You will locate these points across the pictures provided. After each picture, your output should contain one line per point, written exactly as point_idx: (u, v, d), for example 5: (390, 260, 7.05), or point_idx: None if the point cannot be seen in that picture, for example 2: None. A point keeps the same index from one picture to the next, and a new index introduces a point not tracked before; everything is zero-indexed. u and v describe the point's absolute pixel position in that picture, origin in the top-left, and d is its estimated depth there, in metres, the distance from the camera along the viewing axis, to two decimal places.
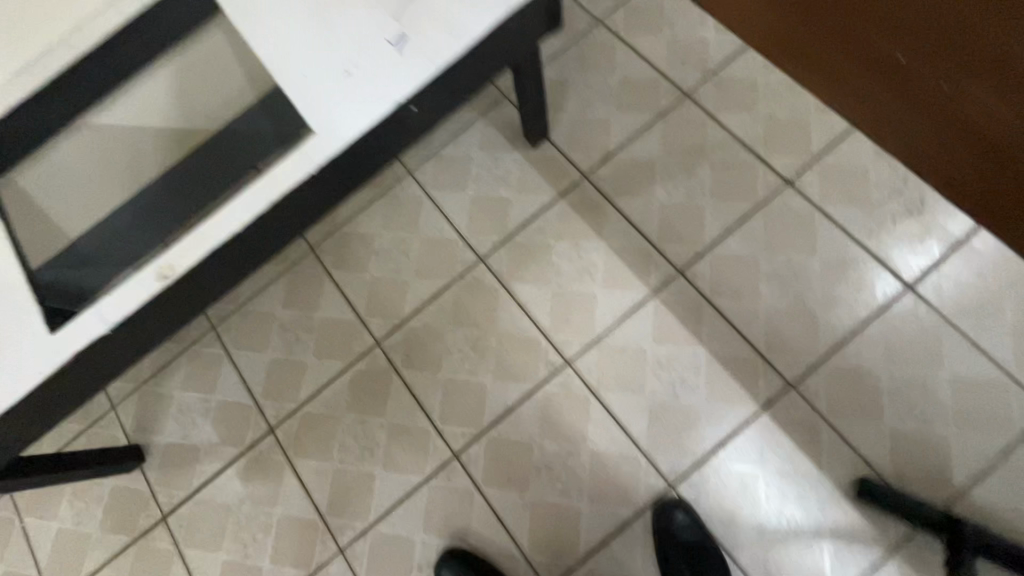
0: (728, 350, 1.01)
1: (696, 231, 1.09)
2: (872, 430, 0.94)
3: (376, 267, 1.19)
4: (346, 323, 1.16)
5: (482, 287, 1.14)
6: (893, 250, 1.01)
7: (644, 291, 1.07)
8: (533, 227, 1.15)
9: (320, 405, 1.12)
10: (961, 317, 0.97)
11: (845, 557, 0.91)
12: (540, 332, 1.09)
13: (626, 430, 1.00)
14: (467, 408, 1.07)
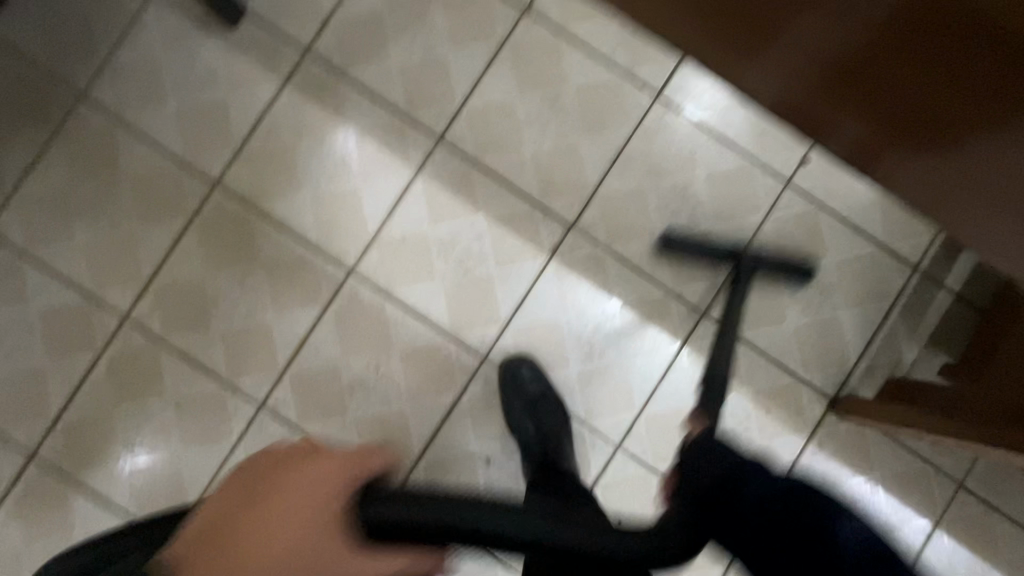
0: (507, 209, 0.97)
1: (444, 89, 0.97)
2: (650, 245, 0.97)
3: (84, 229, 0.95)
4: (75, 306, 0.94)
5: (226, 216, 0.96)
6: (637, 61, 0.98)
7: (408, 171, 0.96)
8: (263, 130, 0.96)
9: (81, 408, 0.94)
10: (706, 113, 0.99)
11: (649, 364, 0.97)
12: (310, 249, 0.96)
13: (428, 320, 0.96)
14: (256, 355, 0.95)
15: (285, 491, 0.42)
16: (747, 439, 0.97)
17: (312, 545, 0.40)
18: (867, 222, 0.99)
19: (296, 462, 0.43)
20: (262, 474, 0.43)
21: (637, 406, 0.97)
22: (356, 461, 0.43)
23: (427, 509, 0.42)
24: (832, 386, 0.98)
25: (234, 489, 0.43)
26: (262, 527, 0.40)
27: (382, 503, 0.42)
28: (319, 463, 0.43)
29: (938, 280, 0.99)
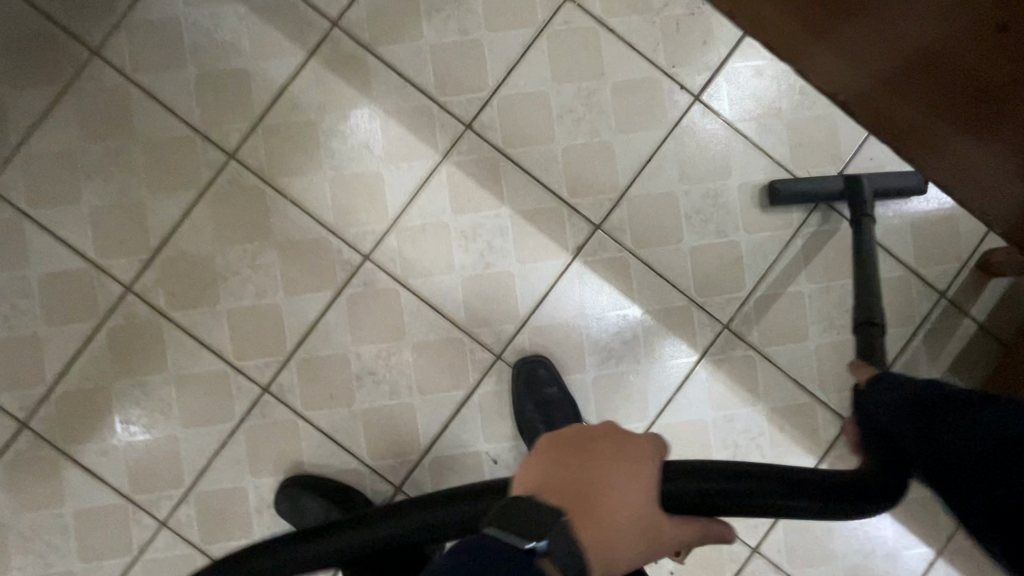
0: (533, 204, 0.94)
1: (477, 75, 0.93)
2: (677, 251, 0.95)
3: (91, 192, 0.91)
4: (76, 273, 0.90)
5: (241, 190, 0.92)
6: (678, 60, 0.95)
7: (433, 156, 0.93)
8: (285, 102, 0.92)
9: (78, 379, 0.91)
10: (745, 120, 0.96)
11: (667, 373, 0.95)
12: (327, 230, 0.92)
13: (443, 312, 0.93)
14: (264, 336, 0.92)
15: (616, 461, 0.52)
16: (759, 456, 0.96)
17: (640, 514, 0.49)
18: (898, 244, 0.97)
19: (628, 444, 0.53)
20: (582, 458, 0.53)
21: (650, 415, 0.95)
22: (650, 449, 0.53)
23: (727, 479, 0.48)
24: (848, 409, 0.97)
25: (561, 462, 0.52)
26: (614, 485, 0.50)
27: (685, 471, 0.50)
28: (630, 460, 0.51)
29: (964, 309, 0.97)
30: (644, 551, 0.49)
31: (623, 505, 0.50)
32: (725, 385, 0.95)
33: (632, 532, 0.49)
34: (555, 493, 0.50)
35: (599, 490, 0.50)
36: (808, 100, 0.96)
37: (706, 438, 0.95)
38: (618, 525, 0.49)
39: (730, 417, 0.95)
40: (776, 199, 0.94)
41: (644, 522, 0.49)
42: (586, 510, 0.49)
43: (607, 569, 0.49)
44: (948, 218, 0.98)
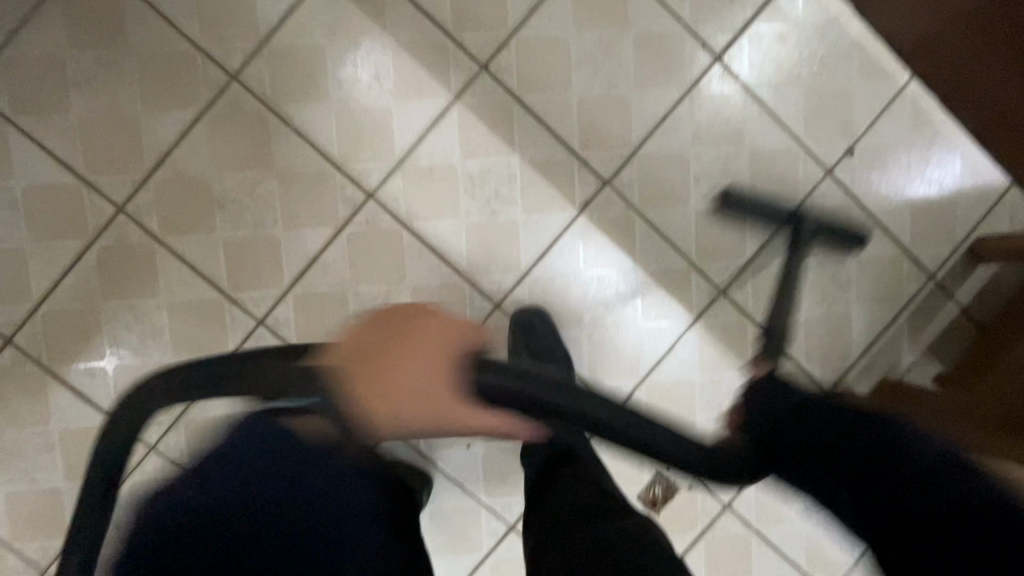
0: (543, 154, 0.92)
1: (497, 13, 0.89)
2: (683, 214, 0.95)
3: (82, 103, 0.86)
4: (65, 188, 0.87)
5: (242, 114, 0.88)
6: (704, 17, 0.93)
7: (445, 96, 0.90)
8: (292, 24, 0.87)
9: (66, 298, 0.88)
10: (763, 86, 0.94)
11: (662, 334, 0.97)
12: (331, 164, 0.90)
13: (445, 257, 0.92)
14: (260, 268, 0.90)
15: (409, 340, 0.46)
16: None
17: (427, 395, 0.46)
18: (897, 224, 0.99)
19: (415, 315, 0.47)
20: (402, 334, 0.47)
21: (641, 372, 0.97)
22: (441, 342, 0.47)
23: (534, 382, 0.48)
24: (829, 379, 1.00)
25: (378, 336, 0.47)
26: (410, 376, 0.46)
27: (492, 371, 0.47)
28: (413, 334, 0.47)
29: (950, 292, 1.01)
30: (417, 412, 0.46)
31: (405, 388, 0.46)
32: (717, 350, 0.98)
33: (434, 411, 0.47)
34: (366, 382, 0.46)
35: (387, 377, 0.46)
36: (827, 71, 0.95)
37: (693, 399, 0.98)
38: (412, 394, 0.46)
39: (718, 379, 0.98)
40: (732, 204, 0.92)
41: (434, 399, 0.46)
42: (379, 387, 0.46)
43: (394, 429, 0.47)
44: (948, 202, 0.99)
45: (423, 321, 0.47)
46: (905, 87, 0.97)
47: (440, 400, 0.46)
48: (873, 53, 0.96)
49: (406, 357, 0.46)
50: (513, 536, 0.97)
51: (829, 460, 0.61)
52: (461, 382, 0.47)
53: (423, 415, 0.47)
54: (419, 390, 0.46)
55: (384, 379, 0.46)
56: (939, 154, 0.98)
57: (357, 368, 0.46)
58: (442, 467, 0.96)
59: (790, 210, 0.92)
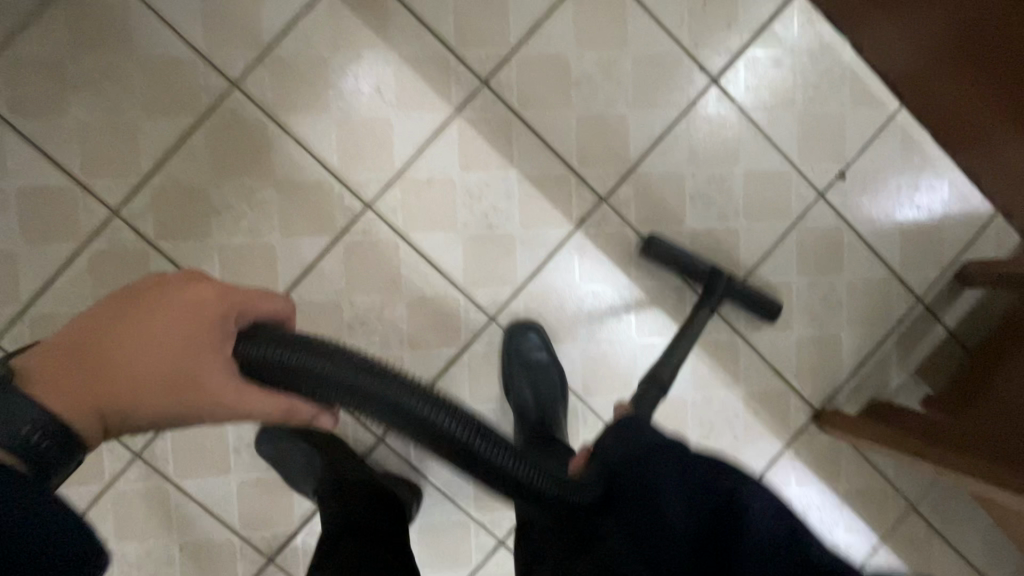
0: (541, 169, 0.93)
1: (499, 30, 0.91)
2: (677, 233, 0.96)
3: (80, 106, 0.85)
4: (59, 190, 0.86)
5: (241, 122, 0.88)
6: (701, 41, 0.94)
7: (446, 110, 0.91)
8: (295, 35, 0.88)
9: (55, 301, 0.87)
10: (758, 109, 0.96)
11: (656, 350, 0.97)
12: (329, 174, 0.90)
13: (441, 269, 0.92)
14: (254, 275, 0.90)
15: (165, 314, 0.51)
16: (732, 437, 1.00)
17: (186, 346, 0.51)
18: (887, 247, 1.01)
19: (186, 287, 0.52)
20: (139, 309, 0.51)
21: (634, 388, 0.97)
22: (226, 302, 0.53)
23: (309, 355, 0.50)
24: (820, 399, 1.01)
25: (115, 314, 0.51)
26: (160, 332, 0.51)
27: (261, 347, 0.51)
28: (191, 316, 0.51)
29: (938, 315, 1.02)
30: (160, 400, 0.51)
31: (151, 354, 0.51)
32: (709, 367, 0.99)
33: (168, 377, 0.50)
34: (82, 359, 0.49)
35: (118, 352, 0.50)
36: (820, 96, 0.97)
37: (684, 415, 0.98)
38: (201, 368, 0.51)
39: (709, 397, 0.99)
40: (652, 250, 0.92)
41: (191, 373, 0.51)
42: (97, 359, 0.50)
43: (116, 420, 0.50)
44: (936, 227, 1.01)
45: (193, 300, 0.52)
46: (896, 114, 0.99)
47: (202, 378, 0.51)
48: (864, 81, 0.98)
49: (127, 348, 0.50)
50: (502, 551, 0.96)
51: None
52: (228, 336, 0.53)
53: (194, 393, 0.51)
54: (196, 347, 0.51)
55: (107, 370, 0.49)
56: (928, 181, 1.01)
57: (52, 356, 0.49)
58: (432, 480, 0.95)
59: (713, 269, 0.92)
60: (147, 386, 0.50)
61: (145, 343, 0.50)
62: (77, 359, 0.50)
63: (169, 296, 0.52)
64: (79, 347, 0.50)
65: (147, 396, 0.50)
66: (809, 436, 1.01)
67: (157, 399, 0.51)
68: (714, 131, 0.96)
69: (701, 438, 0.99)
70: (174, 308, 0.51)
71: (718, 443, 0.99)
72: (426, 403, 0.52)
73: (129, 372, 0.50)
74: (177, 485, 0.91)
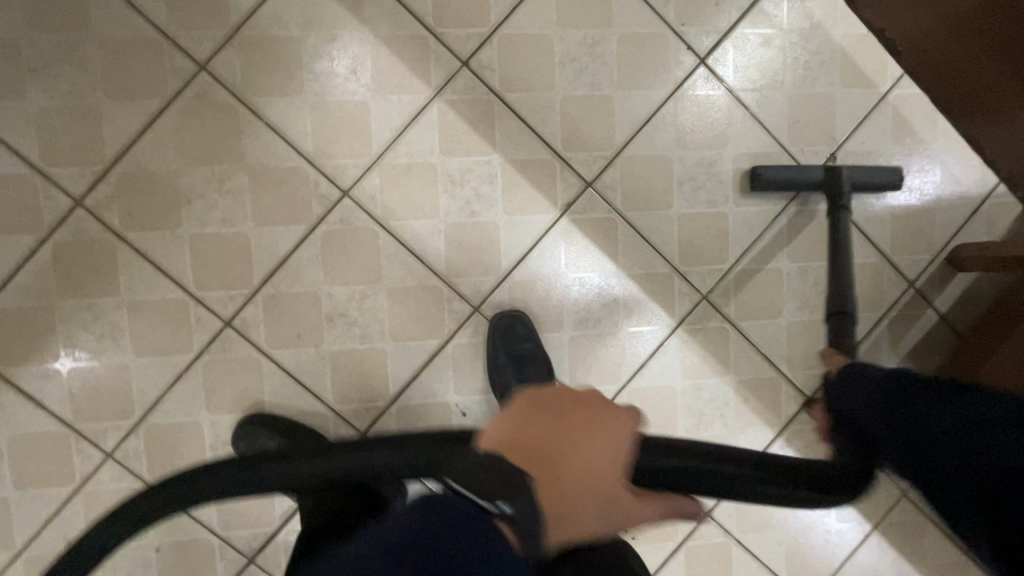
0: (525, 154, 0.90)
1: (480, 8, 0.87)
2: (666, 218, 0.94)
3: (38, 91, 0.81)
4: (17, 179, 0.82)
5: (211, 106, 0.84)
6: (688, 19, 0.92)
7: (425, 93, 0.87)
8: (265, 14, 0.84)
9: (17, 297, 0.83)
10: (747, 90, 0.94)
11: (646, 339, 0.95)
12: (304, 160, 0.86)
13: (423, 258, 0.89)
14: (228, 266, 0.86)
15: (600, 431, 0.52)
16: (722, 426, 0.98)
17: (599, 473, 0.50)
18: (879, 231, 0.99)
19: (592, 414, 0.53)
20: (563, 406, 0.54)
21: (624, 377, 0.95)
22: (616, 431, 0.52)
23: (719, 463, 0.49)
24: (811, 386, 1.00)
25: (555, 400, 0.54)
26: (587, 448, 0.51)
27: (658, 453, 0.49)
28: (607, 428, 0.52)
29: (929, 300, 1.01)
30: (598, 505, 0.51)
31: (583, 458, 0.51)
32: (699, 355, 0.96)
33: (592, 486, 0.50)
34: (523, 458, 0.50)
35: (558, 448, 0.51)
36: (810, 76, 0.95)
37: (674, 405, 0.97)
38: (585, 472, 0.51)
39: (699, 386, 0.97)
40: (761, 181, 0.92)
41: (607, 488, 0.50)
42: (548, 476, 0.50)
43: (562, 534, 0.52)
44: (927, 210, 1.00)
45: (589, 405, 0.54)
46: (887, 94, 0.97)
47: (613, 494, 0.51)
48: (855, 60, 0.96)
49: (574, 452, 0.51)
50: None
51: (917, 436, 0.54)
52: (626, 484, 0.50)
53: (591, 504, 0.51)
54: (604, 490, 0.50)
55: (554, 483, 0.50)
56: (919, 162, 0.99)
57: (522, 458, 0.50)
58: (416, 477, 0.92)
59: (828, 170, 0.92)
60: (573, 476, 0.51)
61: (564, 430, 0.52)
62: (521, 454, 0.51)
63: (567, 398, 0.55)
64: (527, 463, 0.50)
65: (567, 485, 0.50)
66: (800, 425, 0.99)
67: (587, 518, 0.51)
68: (702, 113, 0.93)
69: (691, 428, 0.97)
70: (581, 409, 0.54)
71: (709, 433, 0.98)
72: (756, 478, 0.49)
73: (560, 469, 0.51)
74: (152, 485, 0.88)
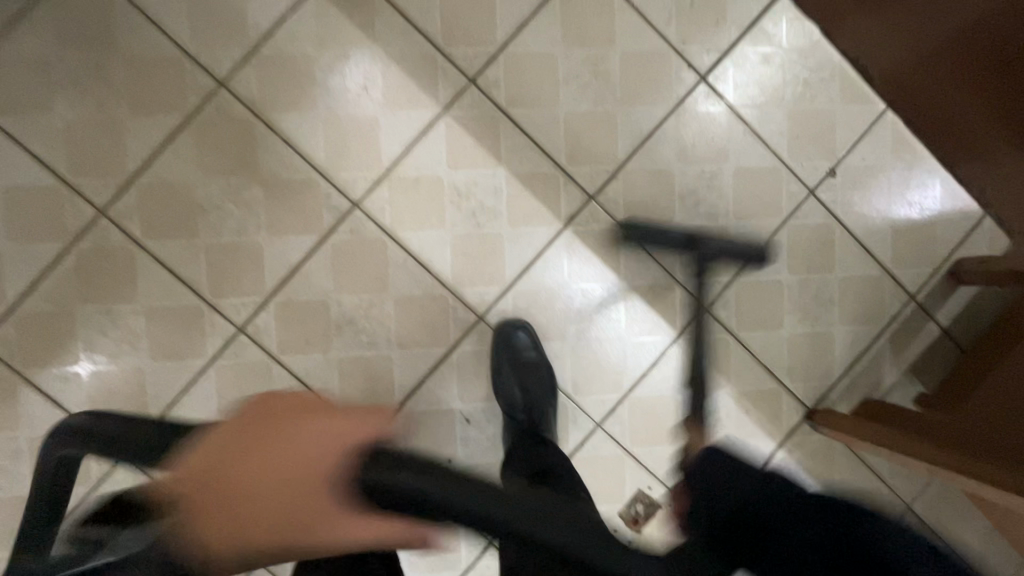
0: (530, 167, 0.92)
1: (487, 28, 0.90)
2: (667, 231, 0.96)
3: (65, 106, 0.85)
4: (45, 189, 0.86)
5: (229, 121, 0.88)
6: (689, 38, 0.94)
7: (433, 109, 0.91)
8: (282, 33, 0.88)
9: (41, 302, 0.87)
10: (747, 106, 0.96)
11: (647, 348, 0.96)
12: (317, 172, 0.90)
13: (429, 268, 0.92)
14: (242, 273, 0.89)
15: (294, 437, 0.36)
16: (724, 436, 0.98)
17: (309, 474, 0.34)
18: (880, 244, 1.00)
19: (302, 414, 0.37)
20: (274, 425, 0.37)
21: (625, 387, 0.96)
22: (340, 430, 0.36)
23: (449, 482, 0.34)
24: (812, 398, 1.00)
25: (240, 428, 0.37)
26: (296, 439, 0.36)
27: (388, 464, 0.34)
28: (329, 417, 0.37)
29: (930, 313, 1.01)
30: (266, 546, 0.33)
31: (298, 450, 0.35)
32: (700, 365, 0.98)
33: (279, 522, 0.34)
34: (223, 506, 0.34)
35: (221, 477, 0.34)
36: (810, 93, 0.97)
37: (676, 414, 0.97)
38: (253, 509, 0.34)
39: (701, 396, 0.98)
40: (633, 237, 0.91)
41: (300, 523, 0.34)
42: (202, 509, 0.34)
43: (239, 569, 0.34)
44: (927, 224, 1.01)
45: (302, 413, 0.37)
46: (886, 111, 0.99)
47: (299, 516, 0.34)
48: (855, 77, 0.97)
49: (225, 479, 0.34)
50: (492, 552, 0.96)
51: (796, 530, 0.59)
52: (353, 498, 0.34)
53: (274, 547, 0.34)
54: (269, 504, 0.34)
55: (221, 506, 0.34)
56: (919, 177, 1.00)
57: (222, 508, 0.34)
58: None
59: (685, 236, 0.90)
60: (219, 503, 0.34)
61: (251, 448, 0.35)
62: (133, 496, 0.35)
63: (289, 401, 0.38)
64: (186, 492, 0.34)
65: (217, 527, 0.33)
66: (801, 435, 1.00)
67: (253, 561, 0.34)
68: (703, 127, 0.95)
69: (693, 438, 0.97)
70: (296, 409, 0.38)
71: None
72: (503, 503, 0.34)
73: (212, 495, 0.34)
74: None
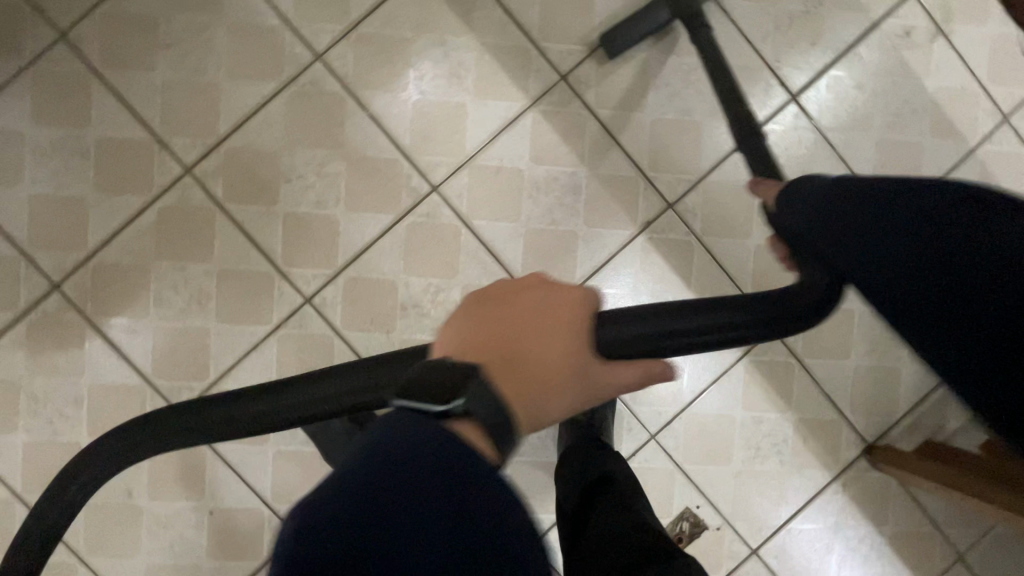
0: (611, 169, 0.92)
1: (584, 27, 0.91)
2: (742, 248, 0.94)
3: (166, 63, 0.87)
4: (136, 143, 0.87)
5: (321, 94, 0.88)
6: (783, 56, 0.93)
7: (521, 101, 0.91)
8: (382, 13, 0.89)
9: (119, 253, 0.88)
10: (835, 129, 0.95)
11: (710, 364, 0.95)
12: (400, 153, 0.90)
13: (501, 259, 0.91)
14: (316, 245, 0.90)
15: (540, 300, 0.52)
16: (778, 462, 0.96)
17: (564, 355, 0.50)
18: None
19: (535, 287, 0.53)
20: (516, 289, 0.53)
21: (683, 401, 0.95)
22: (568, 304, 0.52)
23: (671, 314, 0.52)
24: (872, 432, 0.98)
25: (498, 297, 0.52)
26: (541, 326, 0.50)
27: (618, 320, 0.51)
28: (544, 293, 0.52)
29: None
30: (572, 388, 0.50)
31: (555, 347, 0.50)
32: (762, 387, 0.96)
33: (567, 380, 0.50)
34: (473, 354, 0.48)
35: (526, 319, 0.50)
36: (900, 124, 0.95)
37: (731, 434, 0.96)
38: (555, 353, 0.50)
39: (759, 419, 0.96)
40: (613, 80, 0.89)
41: (568, 372, 0.50)
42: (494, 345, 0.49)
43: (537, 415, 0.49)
44: None
45: (528, 295, 0.52)
46: (976, 149, 0.97)
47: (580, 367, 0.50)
48: (947, 112, 0.96)
49: (538, 333, 0.50)
50: None
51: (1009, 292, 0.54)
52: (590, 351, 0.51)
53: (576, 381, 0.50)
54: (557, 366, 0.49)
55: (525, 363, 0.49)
56: None
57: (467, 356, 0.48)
58: None
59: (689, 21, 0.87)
60: (523, 355, 0.49)
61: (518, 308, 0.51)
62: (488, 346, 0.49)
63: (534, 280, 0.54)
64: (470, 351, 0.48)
65: (522, 358, 0.49)
66: (857, 470, 0.98)
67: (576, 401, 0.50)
68: (788, 147, 0.94)
69: (746, 459, 0.96)
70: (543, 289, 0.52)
71: (763, 467, 0.96)
72: (702, 312, 0.53)
73: (514, 340, 0.49)
74: (215, 447, 0.90)
